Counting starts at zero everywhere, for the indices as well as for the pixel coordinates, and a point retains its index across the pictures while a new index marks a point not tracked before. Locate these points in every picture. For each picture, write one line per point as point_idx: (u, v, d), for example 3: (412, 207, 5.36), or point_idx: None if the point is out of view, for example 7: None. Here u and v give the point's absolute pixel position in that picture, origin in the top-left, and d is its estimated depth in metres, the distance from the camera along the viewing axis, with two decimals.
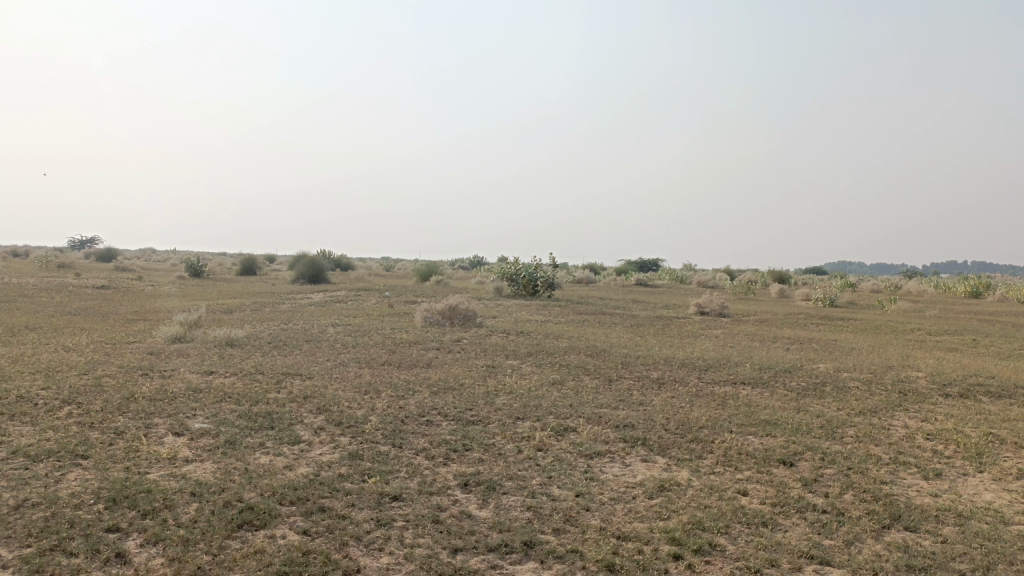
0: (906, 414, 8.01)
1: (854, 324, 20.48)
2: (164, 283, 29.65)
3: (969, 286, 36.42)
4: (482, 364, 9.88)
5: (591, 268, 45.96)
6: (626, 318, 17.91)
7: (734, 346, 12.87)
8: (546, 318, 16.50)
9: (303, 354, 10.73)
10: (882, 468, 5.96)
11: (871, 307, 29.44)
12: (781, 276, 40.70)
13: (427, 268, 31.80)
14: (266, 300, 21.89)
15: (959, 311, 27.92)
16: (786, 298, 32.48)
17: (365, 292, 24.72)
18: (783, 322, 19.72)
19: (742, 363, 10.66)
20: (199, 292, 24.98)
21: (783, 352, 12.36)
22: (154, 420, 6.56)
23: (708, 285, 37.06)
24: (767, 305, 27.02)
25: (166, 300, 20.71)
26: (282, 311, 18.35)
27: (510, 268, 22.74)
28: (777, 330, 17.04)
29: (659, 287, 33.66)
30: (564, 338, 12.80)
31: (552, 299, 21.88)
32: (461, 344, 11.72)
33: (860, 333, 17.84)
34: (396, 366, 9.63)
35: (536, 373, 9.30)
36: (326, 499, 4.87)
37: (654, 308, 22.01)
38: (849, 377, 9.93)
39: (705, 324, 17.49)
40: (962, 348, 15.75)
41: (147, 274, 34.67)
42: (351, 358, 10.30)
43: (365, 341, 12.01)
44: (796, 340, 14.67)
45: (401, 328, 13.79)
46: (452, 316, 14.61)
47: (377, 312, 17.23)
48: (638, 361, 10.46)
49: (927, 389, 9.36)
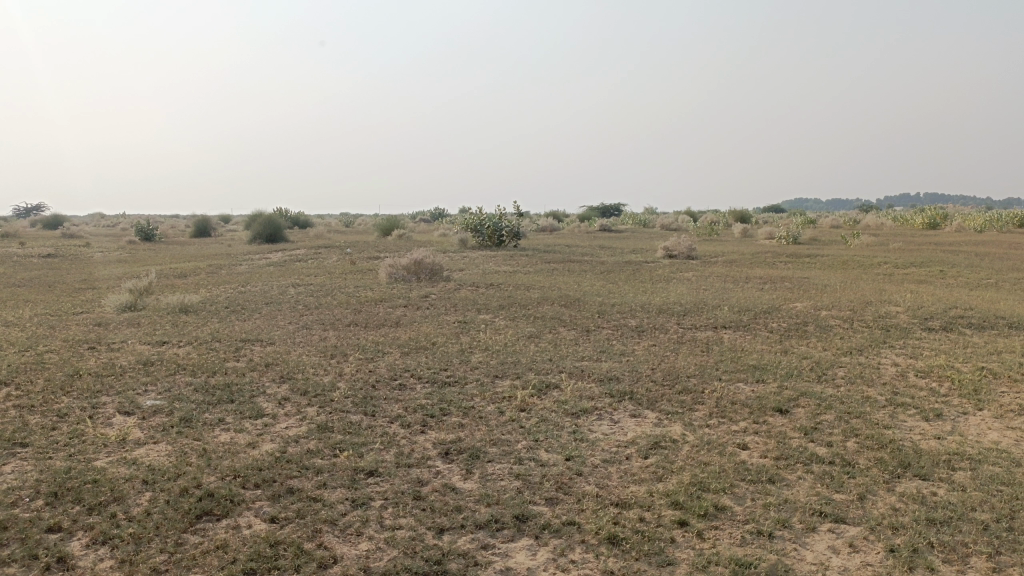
0: (893, 352, 7.82)
1: (821, 261, 20.43)
2: (114, 248, 28.50)
3: (926, 219, 36.83)
4: (453, 320, 9.45)
5: (554, 215, 45.52)
6: (595, 264, 17.54)
7: (709, 289, 12.62)
8: (514, 268, 16.08)
9: (263, 318, 10.17)
10: (881, 411, 5.71)
11: (834, 243, 29.54)
12: (743, 216, 40.76)
13: (388, 222, 31.05)
14: (222, 262, 21.08)
15: (920, 243, 28.13)
16: (750, 238, 32.47)
17: (325, 249, 24.02)
18: (751, 261, 19.59)
19: (720, 306, 10.39)
20: (150, 257, 23.98)
21: (759, 292, 12.14)
22: (101, 399, 6.02)
23: (673, 228, 36.94)
24: (732, 246, 26.93)
25: (117, 267, 19.81)
26: (239, 273, 17.62)
27: (474, 219, 22.19)
28: (747, 270, 16.87)
29: (624, 232, 33.38)
30: (535, 288, 12.39)
31: (518, 249, 21.44)
32: (429, 299, 11.25)
33: (830, 269, 17.74)
34: (363, 326, 9.14)
35: (510, 327, 8.90)
36: (295, 479, 4.44)
37: (622, 254, 21.69)
38: (829, 316, 9.73)
39: (675, 267, 17.23)
40: (931, 280, 15.77)
41: (96, 240, 33.32)
42: (314, 320, 9.77)
43: (328, 301, 11.46)
44: (768, 280, 14.49)
45: (365, 286, 13.25)
46: (418, 271, 14.10)
47: (338, 270, 16.59)
48: (614, 308, 10.13)
49: (909, 324, 9.19)
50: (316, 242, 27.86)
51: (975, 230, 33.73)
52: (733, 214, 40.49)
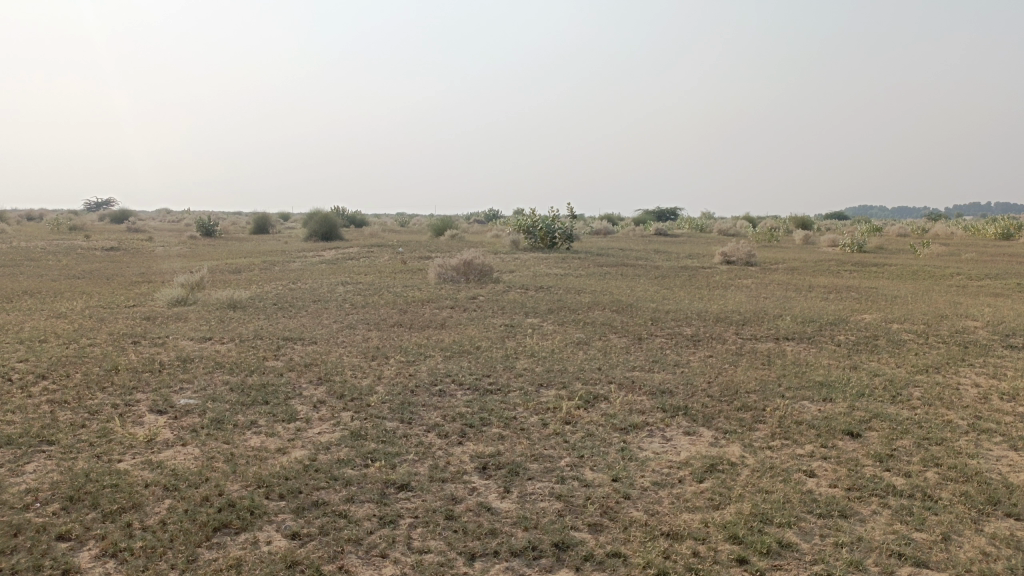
0: (973, 371, 7.20)
1: (888, 270, 19.50)
2: (174, 243, 29.07)
3: (999, 228, 35.11)
4: (500, 323, 9.14)
5: (609, 218, 44.96)
6: (650, 269, 17.06)
7: (769, 297, 12.05)
8: (566, 271, 15.72)
9: (308, 316, 10.02)
10: (963, 437, 5.17)
11: (901, 252, 28.34)
12: (804, 222, 39.54)
13: (442, 222, 30.97)
14: (276, 259, 21.22)
15: (994, 254, 26.73)
16: (811, 245, 31.40)
17: (378, 247, 24.05)
18: (813, 269, 18.80)
19: (782, 316, 9.84)
20: (208, 252, 24.37)
21: (823, 302, 11.53)
22: (136, 396, 5.88)
23: (731, 233, 36.02)
24: (792, 252, 26.05)
25: (175, 261, 20.13)
26: (291, 270, 17.66)
27: (526, 220, 21.91)
28: (809, 278, 16.16)
29: (680, 237, 32.65)
30: (587, 292, 11.99)
31: (571, 251, 21.05)
32: (477, 301, 10.96)
33: (897, 280, 16.87)
34: (408, 328, 8.89)
35: (559, 333, 8.54)
36: (321, 491, 4.17)
37: (677, 258, 21.11)
38: (901, 329, 9.10)
39: (732, 273, 16.61)
40: (1009, 292, 14.83)
41: (158, 235, 34.16)
42: (359, 319, 9.57)
43: (375, 301, 11.27)
44: (833, 289, 13.80)
45: (414, 286, 13.05)
46: (467, 272, 13.84)
47: (388, 270, 16.46)
48: (668, 315, 9.68)
49: (989, 341, 8.52)
50: (369, 241, 27.96)
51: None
52: (794, 220, 39.29)
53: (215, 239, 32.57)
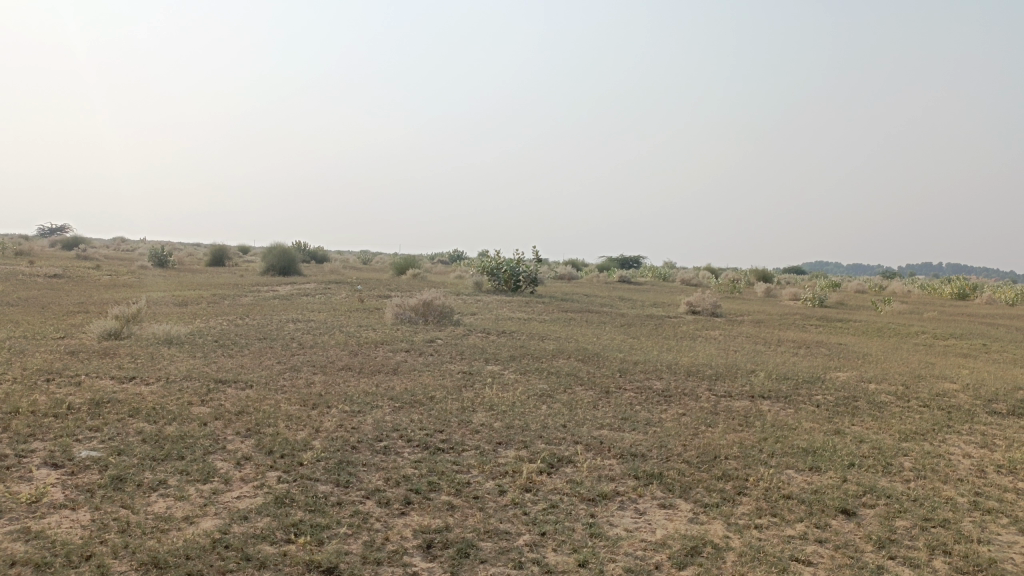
0: (961, 439, 6.72)
1: (853, 326, 19.27)
2: (124, 272, 27.91)
3: (955, 288, 35.58)
4: (458, 370, 8.49)
5: (573, 263, 44.74)
6: (615, 317, 16.56)
7: (738, 350, 11.59)
8: (529, 316, 15.16)
9: (250, 355, 9.25)
10: (967, 517, 4.64)
11: (862, 308, 28.37)
12: (765, 275, 39.71)
13: (404, 261, 30.32)
14: (228, 292, 20.31)
15: (953, 313, 26.84)
16: (774, 298, 31.40)
17: (336, 284, 23.27)
18: (779, 323, 18.49)
19: (755, 371, 9.34)
20: (157, 283, 23.33)
21: (795, 358, 11.10)
22: (30, 446, 5.08)
23: (694, 283, 35.94)
24: (756, 305, 25.86)
25: (120, 291, 19.14)
26: (240, 305, 16.81)
27: (491, 262, 21.38)
28: (776, 332, 15.82)
29: (644, 285, 32.39)
30: (551, 339, 11.40)
31: (534, 295, 20.53)
32: (434, 345, 10.30)
33: (863, 336, 16.62)
34: (357, 372, 8.19)
35: (521, 383, 7.90)
36: (230, 575, 3.45)
37: (642, 306, 20.72)
38: (879, 390, 8.65)
39: (699, 324, 16.18)
40: (976, 353, 14.61)
41: (107, 263, 32.87)
42: (305, 361, 8.82)
43: (325, 341, 10.54)
44: (802, 344, 13.41)
45: (368, 326, 12.35)
46: (426, 313, 13.17)
47: (343, 308, 15.71)
48: (636, 367, 9.14)
49: (971, 405, 8.09)
50: (328, 277, 27.15)
51: (1006, 303, 32.46)
52: (756, 273, 39.43)
53: (167, 269, 31.49)
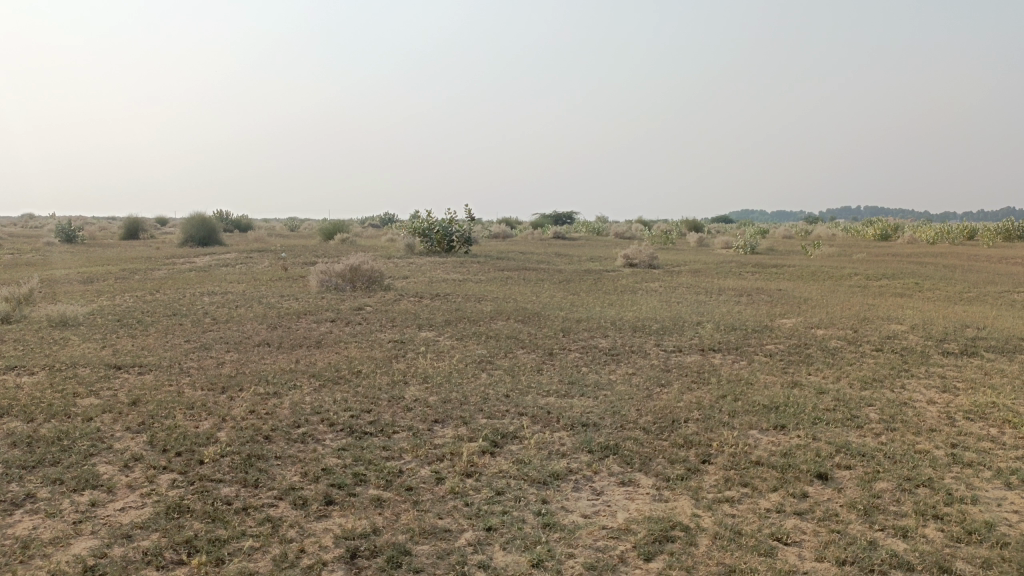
0: (921, 384, 6.42)
1: (788, 272, 19.24)
2: (26, 250, 25.94)
3: (878, 229, 36.37)
4: (388, 338, 7.81)
5: (507, 221, 44.16)
6: (553, 273, 16.04)
7: (681, 302, 11.22)
8: (464, 277, 14.50)
9: (155, 335, 8.34)
10: (950, 473, 4.26)
11: (793, 253, 28.62)
12: (696, 225, 39.88)
13: (331, 226, 29.14)
14: (140, 266, 18.98)
15: (879, 254, 27.33)
16: (707, 247, 31.50)
17: (259, 253, 22.08)
18: (716, 271, 18.30)
19: (703, 323, 8.93)
20: (63, 260, 21.71)
21: (739, 306, 10.78)
22: None
23: (628, 235, 35.78)
24: (692, 254, 25.78)
25: (20, 270, 17.67)
26: (153, 279, 15.64)
27: (422, 223, 20.54)
28: (715, 280, 15.59)
29: (579, 240, 32.02)
30: (487, 300, 10.79)
31: (469, 255, 19.85)
32: (363, 313, 9.55)
33: (800, 281, 16.56)
34: (276, 348, 7.42)
35: (457, 349, 7.27)
36: None
37: (579, 261, 20.28)
38: (829, 336, 8.35)
39: (638, 277, 15.81)
40: (911, 293, 14.66)
41: (8, 241, 30.62)
42: (217, 339, 7.99)
43: (243, 314, 9.67)
44: (743, 292, 13.14)
45: (291, 295, 11.50)
46: (353, 278, 12.37)
47: (266, 278, 14.75)
48: (579, 325, 8.62)
49: (922, 347, 7.85)
50: (251, 246, 25.83)
51: (926, 242, 33.32)
52: (687, 223, 39.52)
53: (78, 246, 29.49)
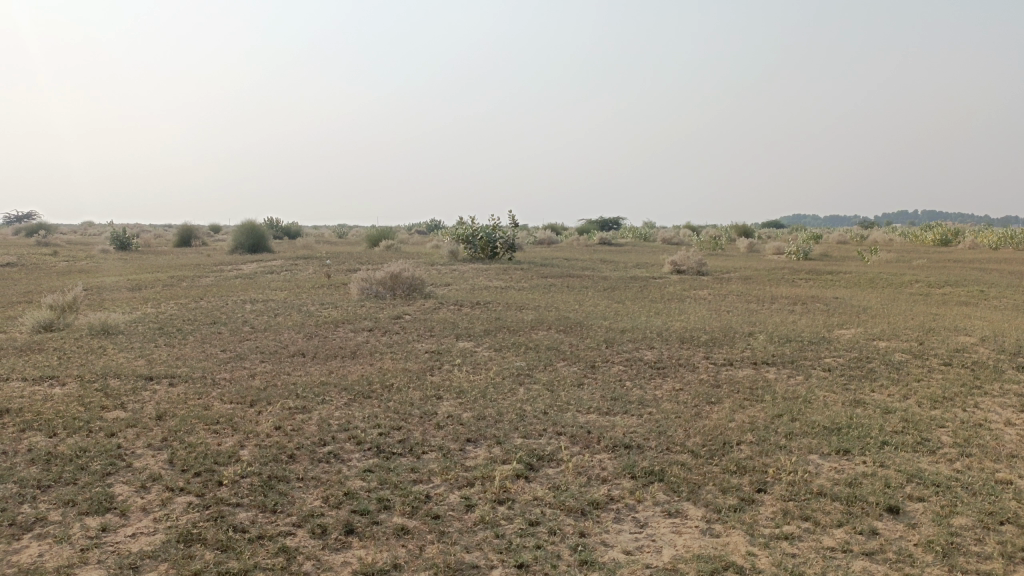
0: (997, 402, 5.90)
1: (843, 279, 18.49)
2: (82, 257, 26.54)
3: (937, 234, 35.03)
4: (425, 349, 7.57)
5: (552, 227, 43.85)
6: (597, 280, 15.67)
7: (731, 311, 10.76)
8: (507, 284, 14.24)
9: (192, 344, 8.25)
10: None
11: (848, 259, 27.70)
12: (745, 230, 38.99)
13: (376, 232, 29.20)
14: (188, 274, 19.19)
15: (940, 260, 26.22)
16: (756, 253, 30.71)
17: (305, 260, 22.21)
18: (767, 278, 17.70)
19: (754, 334, 8.49)
20: (116, 267, 22.12)
21: (793, 316, 10.28)
22: None
23: (676, 241, 35.12)
24: (742, 261, 25.10)
25: (73, 278, 17.99)
26: (198, 286, 15.75)
27: (466, 229, 20.35)
28: (766, 288, 15.05)
29: (625, 246, 31.52)
30: (529, 309, 10.49)
31: (513, 262, 19.58)
32: (401, 322, 9.34)
33: (856, 288, 15.88)
34: (310, 358, 7.23)
35: (495, 361, 6.99)
36: None
37: (625, 268, 19.87)
38: (892, 349, 7.84)
39: (686, 285, 15.33)
40: (976, 301, 13.90)
41: (66, 249, 31.50)
42: (252, 349, 7.85)
43: (281, 323, 9.55)
44: (797, 300, 12.59)
45: (331, 303, 11.38)
46: (394, 286, 12.20)
47: (308, 285, 14.70)
48: (622, 335, 8.27)
49: (995, 361, 7.29)
50: (298, 253, 26.03)
51: (989, 247, 31.95)
52: (736, 229, 38.66)
53: (131, 253, 30.13)
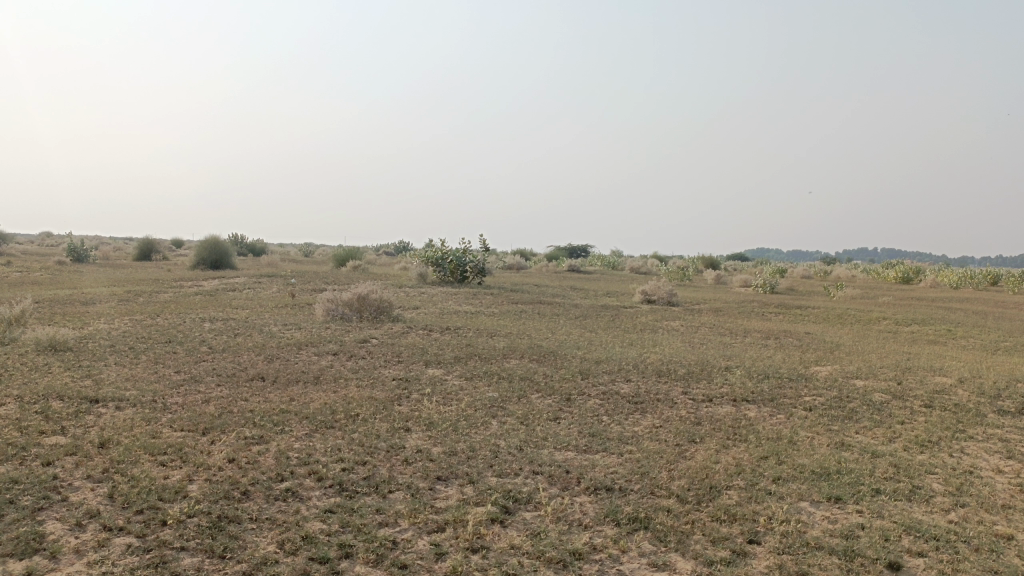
0: (982, 448, 5.74)
1: (812, 313, 18.53)
2: (35, 268, 25.65)
3: (899, 272, 35.59)
4: (392, 376, 7.23)
5: (521, 253, 43.74)
6: (568, 308, 15.46)
7: (705, 343, 10.59)
8: (476, 309, 13.95)
9: (145, 364, 7.80)
10: None
11: (814, 294, 27.91)
12: (712, 262, 39.25)
13: (343, 252, 28.73)
14: (146, 288, 18.56)
15: (904, 298, 26.54)
16: (723, 285, 30.87)
17: (269, 278, 21.68)
18: (737, 311, 17.65)
19: (731, 369, 8.29)
20: (71, 279, 21.36)
21: (767, 351, 10.14)
22: None
23: (644, 271, 35.19)
24: (711, 292, 25.13)
25: (23, 288, 17.26)
26: (156, 302, 15.18)
27: (435, 252, 20.04)
28: (738, 321, 14.96)
29: (595, 274, 31.46)
30: (500, 336, 10.20)
31: (482, 287, 19.30)
32: (367, 346, 8.97)
33: (826, 324, 15.87)
34: (270, 383, 6.84)
35: (466, 391, 6.67)
36: None
37: (595, 296, 19.70)
38: (871, 388, 7.69)
39: (657, 315, 15.16)
40: (944, 340, 13.95)
41: (20, 258, 30.47)
42: (209, 371, 7.43)
43: (242, 343, 9.14)
44: (770, 335, 12.47)
45: (294, 324, 10.97)
46: (360, 308, 11.81)
47: (271, 304, 14.24)
48: (597, 366, 8.02)
49: (975, 404, 7.17)
50: (262, 271, 25.45)
51: (949, 286, 32.48)
52: (703, 260, 38.87)
53: (90, 265, 29.27)
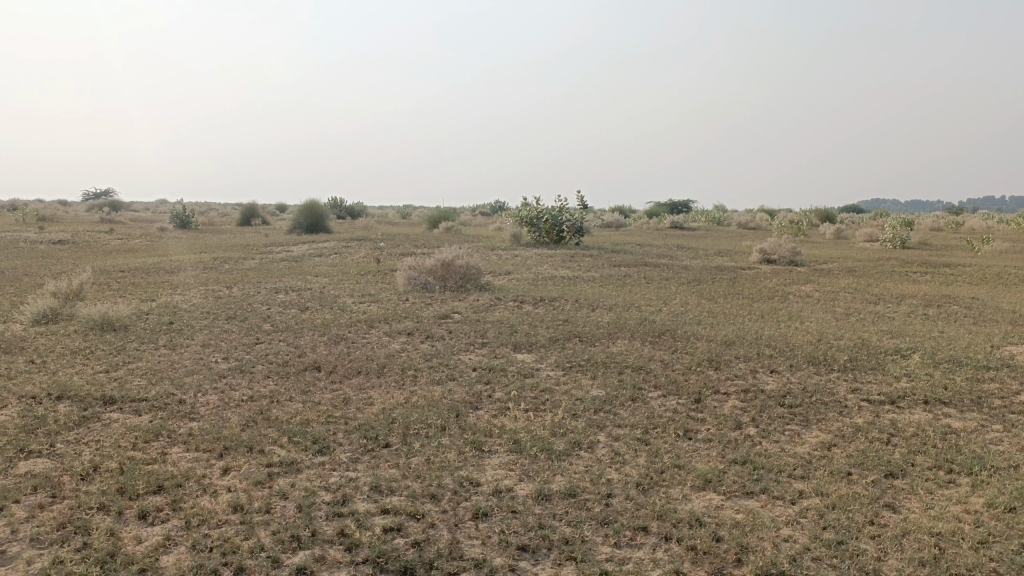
0: None
1: (963, 272, 16.00)
2: (136, 236, 25.73)
3: None
4: (473, 366, 5.84)
5: (621, 210, 41.72)
6: (678, 270, 13.70)
7: (854, 315, 8.71)
8: (575, 274, 12.42)
9: (194, 348, 6.71)
10: None
11: (954, 248, 24.75)
12: (828, 216, 36.12)
13: (437, 213, 27.60)
14: (234, 255, 17.94)
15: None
16: (845, 240, 28.06)
17: (359, 242, 20.79)
18: (874, 271, 15.40)
19: (903, 353, 6.46)
20: (167, 246, 21.15)
21: (937, 324, 8.18)
22: None
23: (755, 226, 32.59)
24: (835, 249, 22.55)
25: (113, 257, 16.90)
26: (239, 270, 14.39)
27: (530, 211, 18.52)
28: (880, 283, 12.81)
29: (701, 230, 29.24)
30: (604, 309, 8.64)
31: (580, 247, 17.70)
32: (448, 323, 7.64)
33: (985, 285, 13.45)
34: (323, 377, 5.57)
35: (564, 389, 5.19)
36: None
37: (707, 256, 17.78)
38: None
39: (782, 279, 13.14)
40: None
41: (125, 226, 30.85)
42: (261, 358, 6.25)
43: (309, 320, 7.97)
44: (928, 301, 10.38)
45: (373, 295, 9.78)
46: (445, 276, 10.49)
47: (354, 271, 13.16)
48: (729, 350, 6.38)
49: None
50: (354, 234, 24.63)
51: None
52: (818, 213, 35.67)
53: (190, 232, 29.29)
